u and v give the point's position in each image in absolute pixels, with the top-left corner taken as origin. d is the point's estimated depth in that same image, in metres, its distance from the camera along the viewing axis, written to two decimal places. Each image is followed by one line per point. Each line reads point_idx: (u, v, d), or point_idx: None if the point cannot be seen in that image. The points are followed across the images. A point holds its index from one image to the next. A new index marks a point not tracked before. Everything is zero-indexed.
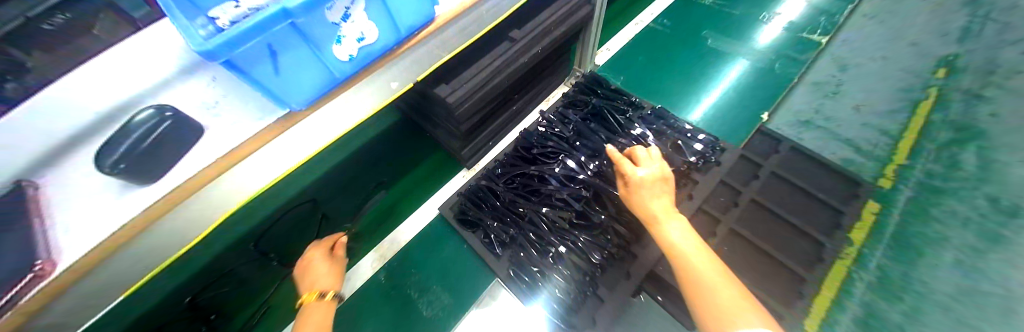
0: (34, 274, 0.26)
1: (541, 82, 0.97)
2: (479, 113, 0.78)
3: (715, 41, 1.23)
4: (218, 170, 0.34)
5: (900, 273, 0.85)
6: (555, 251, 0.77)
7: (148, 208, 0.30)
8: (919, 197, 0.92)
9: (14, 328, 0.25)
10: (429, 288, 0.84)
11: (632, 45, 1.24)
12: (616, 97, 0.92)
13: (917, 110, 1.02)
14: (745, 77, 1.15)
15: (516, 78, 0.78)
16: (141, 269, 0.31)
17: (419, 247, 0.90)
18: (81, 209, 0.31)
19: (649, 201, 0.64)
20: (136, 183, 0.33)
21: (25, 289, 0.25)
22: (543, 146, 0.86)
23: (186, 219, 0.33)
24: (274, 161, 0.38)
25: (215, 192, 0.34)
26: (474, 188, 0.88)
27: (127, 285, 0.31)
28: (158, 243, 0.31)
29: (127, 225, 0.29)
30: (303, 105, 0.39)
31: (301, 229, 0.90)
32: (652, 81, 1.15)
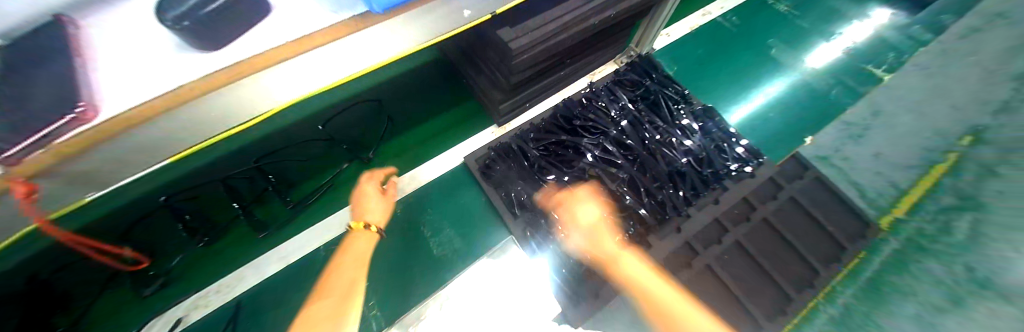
0: (74, 116, 0.27)
1: (597, 53, 0.90)
2: (529, 69, 0.73)
3: (777, 50, 1.20)
4: (286, 52, 0.34)
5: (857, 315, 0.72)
6: (570, 225, 0.76)
7: (219, 71, 0.31)
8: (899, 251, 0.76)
9: (53, 162, 0.28)
10: (443, 231, 0.86)
11: (693, 37, 1.18)
12: (669, 85, 0.88)
13: None
14: (794, 94, 1.13)
15: (576, 39, 0.72)
16: (206, 127, 0.35)
17: (436, 189, 0.91)
18: (126, 68, 0.31)
19: (607, 245, 0.62)
20: (204, 47, 0.32)
21: (64, 126, 0.27)
22: (584, 119, 0.83)
23: (218, 99, 0.33)
24: (319, 66, 0.38)
25: (246, 84, 0.33)
26: (507, 145, 0.87)
27: (194, 138, 0.36)
28: (213, 109, 0.34)
29: (188, 86, 0.31)
30: (382, 10, 0.37)
31: (365, 123, 0.96)
32: (705, 76, 1.13)
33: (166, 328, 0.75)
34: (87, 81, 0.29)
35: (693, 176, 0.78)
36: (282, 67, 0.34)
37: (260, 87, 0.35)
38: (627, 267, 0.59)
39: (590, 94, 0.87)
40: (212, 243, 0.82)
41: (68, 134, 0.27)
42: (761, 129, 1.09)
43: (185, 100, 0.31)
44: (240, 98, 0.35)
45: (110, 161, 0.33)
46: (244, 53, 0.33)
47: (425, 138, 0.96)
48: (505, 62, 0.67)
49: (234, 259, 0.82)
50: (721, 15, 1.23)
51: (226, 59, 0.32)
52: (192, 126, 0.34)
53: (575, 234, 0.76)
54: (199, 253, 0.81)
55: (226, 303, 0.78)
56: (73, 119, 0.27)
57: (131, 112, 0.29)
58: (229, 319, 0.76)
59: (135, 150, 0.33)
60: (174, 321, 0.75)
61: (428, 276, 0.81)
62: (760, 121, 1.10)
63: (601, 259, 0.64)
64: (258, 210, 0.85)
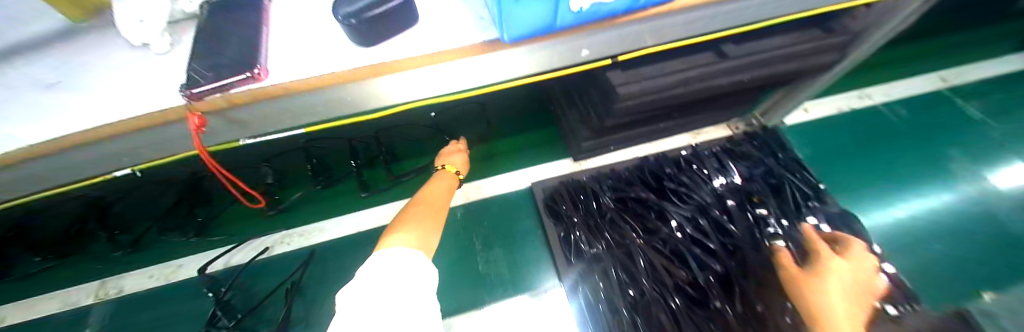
0: (251, 74, 0.36)
1: (712, 113, 0.80)
2: (632, 116, 0.68)
3: (968, 162, 0.90)
4: (417, 64, 0.38)
5: None
6: (633, 296, 0.66)
7: (358, 67, 0.37)
8: None
9: (233, 104, 0.39)
10: (494, 249, 0.85)
11: (836, 121, 0.98)
12: (793, 172, 0.75)
13: None
14: (989, 227, 0.82)
15: (695, 96, 0.65)
16: (338, 103, 0.44)
17: (499, 206, 0.90)
18: (296, 52, 0.39)
19: (828, 295, 0.50)
20: (359, 41, 0.37)
21: (244, 82, 0.36)
22: (680, 183, 0.76)
23: (351, 87, 0.41)
24: (438, 75, 0.42)
25: (368, 81, 0.40)
26: (584, 185, 0.82)
27: (329, 109, 0.45)
28: (350, 94, 0.42)
29: (333, 73, 0.37)
30: (511, 40, 0.37)
31: (465, 123, 0.96)
32: (847, 168, 0.91)
33: (253, 253, 0.88)
34: (261, 50, 0.38)
35: None
36: (404, 72, 0.40)
37: (385, 87, 0.42)
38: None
39: (693, 158, 0.79)
40: (328, 186, 0.93)
41: (248, 85, 0.37)
42: (938, 265, 0.78)
43: (322, 83, 0.38)
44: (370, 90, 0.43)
45: (271, 112, 0.43)
46: (375, 57, 0.38)
47: (502, 154, 0.96)
48: (606, 104, 0.63)
49: (315, 213, 0.92)
50: (885, 103, 1.00)
51: (363, 59, 0.37)
52: (327, 102, 0.43)
53: (635, 309, 0.65)
54: (306, 195, 0.92)
55: (300, 250, 0.88)
56: (249, 77, 0.36)
57: (292, 83, 0.37)
58: (300, 265, 0.85)
59: (285, 108, 0.43)
60: (261, 249, 0.88)
61: (466, 291, 0.80)
62: (932, 252, 0.79)
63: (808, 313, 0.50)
64: (366, 172, 0.94)
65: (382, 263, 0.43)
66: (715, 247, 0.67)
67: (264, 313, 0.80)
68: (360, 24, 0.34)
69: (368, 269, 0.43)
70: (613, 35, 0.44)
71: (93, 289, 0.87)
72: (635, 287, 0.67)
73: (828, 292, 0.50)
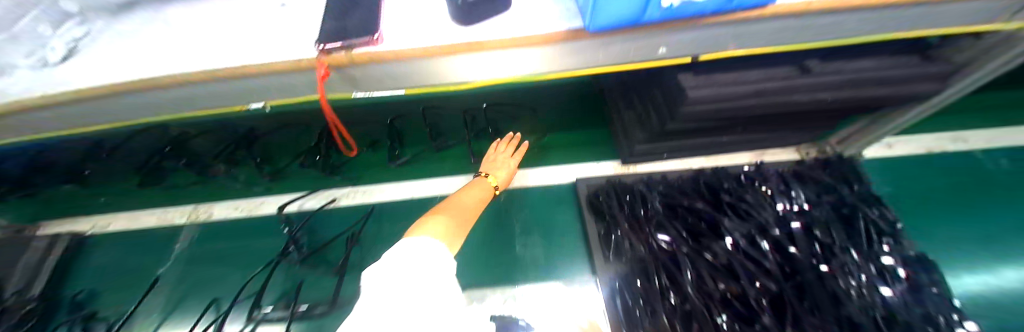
0: (370, 38, 0.40)
1: (778, 134, 0.77)
2: (698, 123, 0.66)
3: None
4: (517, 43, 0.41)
5: None
6: (676, 302, 0.65)
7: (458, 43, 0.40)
8: None
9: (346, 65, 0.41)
10: (530, 235, 0.87)
11: (925, 161, 0.89)
12: (868, 209, 0.70)
13: None
14: None
15: (769, 110, 0.62)
16: (429, 75, 0.47)
17: (542, 195, 0.94)
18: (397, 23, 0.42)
19: None
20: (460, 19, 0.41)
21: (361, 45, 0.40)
22: (736, 198, 0.73)
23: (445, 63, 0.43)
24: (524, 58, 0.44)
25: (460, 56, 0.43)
26: (631, 187, 0.83)
27: (417, 81, 0.48)
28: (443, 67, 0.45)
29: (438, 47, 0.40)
30: (596, 30, 0.39)
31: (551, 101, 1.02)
32: (930, 214, 0.82)
33: (323, 200, 0.99)
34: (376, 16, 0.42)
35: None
36: (494, 53, 0.42)
37: (472, 65, 0.45)
38: None
39: (753, 177, 0.76)
40: (442, 147, 1.03)
41: (364, 48, 0.40)
42: None
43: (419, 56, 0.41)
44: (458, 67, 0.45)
45: (376, 77, 0.46)
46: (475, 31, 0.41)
47: (555, 148, 1.00)
48: (668, 108, 0.63)
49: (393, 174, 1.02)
50: (986, 149, 0.89)
51: (452, 38, 0.40)
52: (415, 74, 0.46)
53: (675, 316, 0.64)
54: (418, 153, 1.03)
55: (361, 206, 0.97)
56: (369, 40, 0.40)
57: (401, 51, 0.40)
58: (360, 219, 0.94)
59: (378, 77, 0.45)
60: (330, 199, 0.98)
61: (500, 267, 0.83)
62: None
63: None
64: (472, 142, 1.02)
65: (409, 243, 0.53)
66: (772, 266, 0.64)
67: (323, 256, 0.89)
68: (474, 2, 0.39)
69: (396, 250, 0.52)
70: (695, 35, 0.42)
71: (186, 212, 1.04)
72: (678, 295, 0.65)
73: None
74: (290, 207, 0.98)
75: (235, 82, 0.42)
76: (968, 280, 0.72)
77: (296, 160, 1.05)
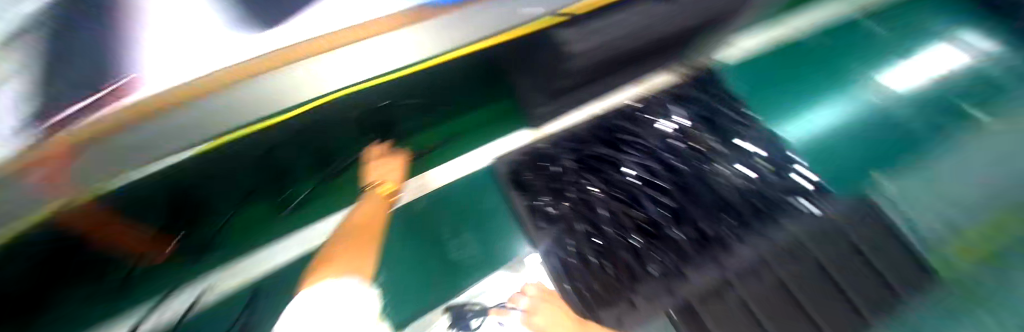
0: (114, 90, 0.26)
1: (652, 61, 0.82)
2: (581, 76, 0.68)
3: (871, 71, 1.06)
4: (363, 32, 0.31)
5: None
6: (602, 244, 0.72)
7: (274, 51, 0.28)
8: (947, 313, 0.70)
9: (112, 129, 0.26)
10: (461, 234, 0.84)
11: (760, 52, 1.09)
12: (729, 111, 0.83)
13: None
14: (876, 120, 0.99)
15: (638, 45, 0.65)
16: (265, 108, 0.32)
17: (460, 191, 0.88)
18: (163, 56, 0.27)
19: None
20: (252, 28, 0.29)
21: (109, 97, 0.26)
22: (628, 134, 0.80)
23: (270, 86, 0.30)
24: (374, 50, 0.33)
25: (297, 68, 0.30)
26: (541, 151, 0.82)
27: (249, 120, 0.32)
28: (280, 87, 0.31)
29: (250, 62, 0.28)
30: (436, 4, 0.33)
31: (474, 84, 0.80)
32: (770, 96, 1.03)
33: (176, 310, 0.71)
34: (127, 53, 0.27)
35: (744, 209, 0.72)
36: (343, 53, 0.31)
37: (317, 73, 0.32)
38: None
39: (642, 108, 0.83)
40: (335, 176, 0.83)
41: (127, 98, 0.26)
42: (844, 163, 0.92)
43: (224, 84, 0.27)
44: (295, 83, 0.31)
45: (165, 136, 0.29)
46: (309, 28, 0.29)
47: (460, 135, 0.91)
48: (552, 67, 0.62)
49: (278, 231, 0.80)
50: (794, 33, 1.12)
51: (266, 44, 0.28)
52: (226, 116, 0.30)
53: (604, 257, 0.71)
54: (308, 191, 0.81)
55: (243, 290, 0.75)
56: (126, 85, 0.26)
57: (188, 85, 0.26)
58: (246, 300, 0.74)
59: (162, 139, 0.28)
60: (188, 303, 0.72)
61: (441, 279, 0.79)
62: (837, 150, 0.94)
63: None
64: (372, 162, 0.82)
65: (325, 289, 0.41)
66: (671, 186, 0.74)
67: None
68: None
69: (303, 305, 0.39)
70: None
71: None
72: (604, 237, 0.72)
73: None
74: None
75: None
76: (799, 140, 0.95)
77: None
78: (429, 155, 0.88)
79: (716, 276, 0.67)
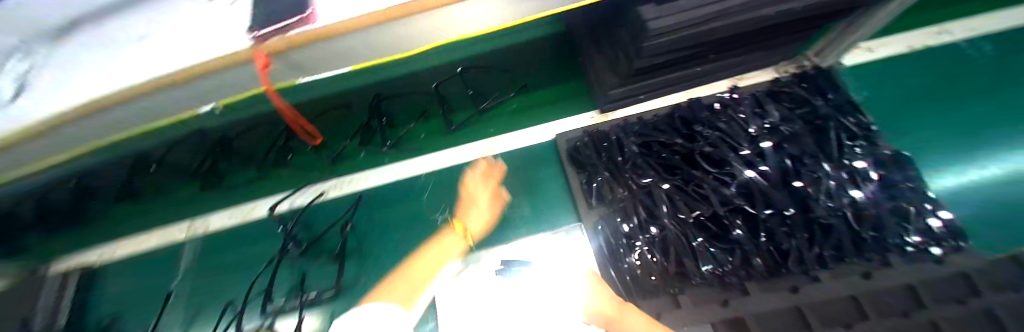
0: (305, 16, 0.37)
1: (750, 56, 0.78)
2: (665, 56, 0.68)
3: None
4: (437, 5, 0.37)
5: None
6: (656, 232, 0.68)
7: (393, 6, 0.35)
8: None
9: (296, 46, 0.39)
10: (516, 196, 0.90)
11: (910, 60, 0.89)
12: (841, 116, 0.71)
13: None
14: None
15: (733, 33, 0.63)
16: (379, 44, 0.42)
17: (521, 156, 0.96)
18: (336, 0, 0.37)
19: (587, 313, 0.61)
20: None
21: (298, 24, 0.37)
22: (710, 127, 0.75)
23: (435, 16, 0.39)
24: (448, 19, 0.40)
25: (410, 17, 0.38)
26: (606, 133, 0.85)
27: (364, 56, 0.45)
28: (394, 32, 0.40)
29: (385, 11, 0.36)
30: None
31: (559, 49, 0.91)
32: (917, 111, 0.82)
33: (314, 196, 1.00)
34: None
35: (843, 233, 0.61)
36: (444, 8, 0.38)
37: (434, 18, 0.39)
38: (627, 326, 0.57)
39: (724, 101, 0.78)
40: (490, 108, 1.02)
41: (303, 28, 0.37)
42: None
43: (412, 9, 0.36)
44: (399, 29, 0.40)
45: (333, 51, 0.42)
46: None
47: (557, 99, 1.02)
48: (635, 45, 0.64)
49: (392, 156, 1.01)
50: (969, 38, 0.89)
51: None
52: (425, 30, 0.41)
53: (653, 247, 0.68)
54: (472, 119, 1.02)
55: (351, 194, 0.99)
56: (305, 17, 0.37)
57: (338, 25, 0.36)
58: (350, 207, 0.96)
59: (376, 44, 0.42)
60: (320, 193, 1.00)
61: (492, 230, 0.86)
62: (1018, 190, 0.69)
63: (597, 319, 0.61)
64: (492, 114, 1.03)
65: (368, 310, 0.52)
66: (752, 174, 0.66)
67: (323, 245, 0.92)
68: None
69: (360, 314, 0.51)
70: None
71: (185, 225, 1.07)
72: (655, 225, 0.69)
73: (590, 302, 0.62)
74: (282, 206, 1.00)
75: (199, 80, 0.41)
76: (956, 172, 0.73)
77: (353, 140, 1.00)
78: (520, 119, 1.01)
79: (789, 296, 0.59)
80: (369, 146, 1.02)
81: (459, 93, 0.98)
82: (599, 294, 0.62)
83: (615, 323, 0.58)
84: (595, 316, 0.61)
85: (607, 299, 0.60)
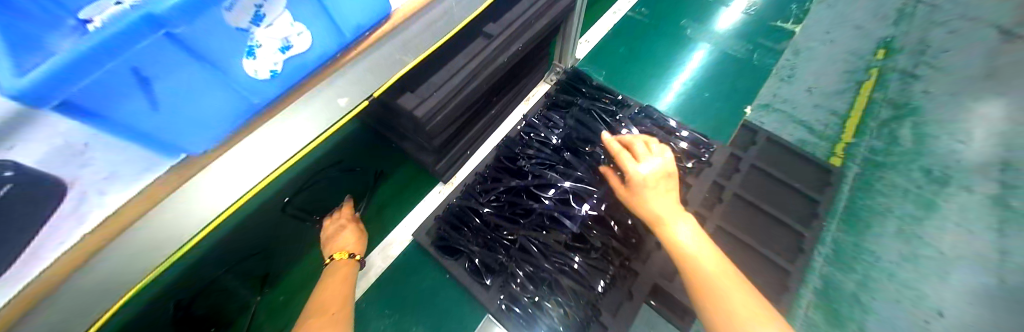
0: None
1: (519, 83, 0.91)
2: (452, 123, 0.72)
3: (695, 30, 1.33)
4: (163, 191, 0.31)
5: (851, 245, 0.94)
6: (549, 277, 0.72)
7: (97, 228, 0.28)
8: (864, 173, 1.02)
9: None
10: (410, 331, 0.78)
11: (611, 39, 1.31)
12: (599, 100, 0.90)
13: (862, 88, 1.16)
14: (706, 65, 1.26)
15: (490, 82, 0.72)
16: (106, 297, 0.30)
17: (392, 282, 0.83)
18: None
19: (653, 202, 0.61)
20: None
21: None
22: (528, 158, 0.81)
23: (161, 224, 0.31)
24: (213, 195, 0.34)
25: (167, 208, 0.31)
26: (455, 207, 0.81)
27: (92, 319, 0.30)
28: (116, 264, 0.29)
29: (73, 250, 0.27)
30: (202, 149, 0.32)
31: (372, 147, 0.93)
32: (631, 72, 1.24)
33: None
34: None
35: None
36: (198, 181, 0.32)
37: (207, 193, 0.33)
38: (675, 232, 0.59)
39: (527, 128, 0.86)
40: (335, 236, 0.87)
41: None
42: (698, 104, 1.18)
43: (107, 239, 0.28)
44: (149, 240, 0.31)
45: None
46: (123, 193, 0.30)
47: (389, 201, 0.91)
48: (421, 129, 0.65)
49: None
50: (630, 10, 1.38)
51: (86, 224, 0.28)
52: (149, 248, 0.31)
53: (555, 291, 0.72)
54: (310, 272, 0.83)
55: None
56: None
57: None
58: None
59: (92, 300, 0.29)
60: None
61: None
62: (689, 97, 1.20)
63: (645, 216, 0.63)
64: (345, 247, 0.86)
65: None
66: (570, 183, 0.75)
67: None
68: None
69: None
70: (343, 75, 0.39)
71: None
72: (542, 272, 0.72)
73: (654, 195, 0.62)
74: None
75: None
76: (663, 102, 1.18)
77: None
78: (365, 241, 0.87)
79: (658, 253, 0.74)
80: None
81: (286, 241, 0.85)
82: (665, 189, 0.63)
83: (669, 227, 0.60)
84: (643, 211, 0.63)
85: (668, 190, 0.63)
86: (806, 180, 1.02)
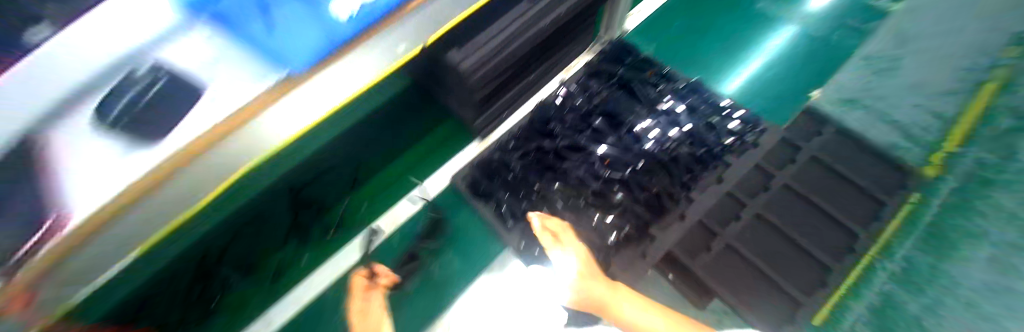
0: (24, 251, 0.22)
1: (558, 54, 0.86)
2: (489, 82, 0.74)
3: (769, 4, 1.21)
4: (250, 115, 0.25)
5: (928, 265, 0.83)
6: (565, 225, 0.79)
7: (171, 155, 0.24)
8: (964, 187, 0.81)
9: (41, 273, 0.22)
10: (442, 253, 0.96)
11: (666, 8, 1.21)
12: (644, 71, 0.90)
13: (973, 98, 0.78)
14: (776, 46, 1.17)
15: (531, 45, 0.74)
16: (158, 222, 0.28)
17: (428, 218, 0.97)
18: (85, 190, 0.23)
19: (592, 292, 0.70)
20: (142, 143, 0.24)
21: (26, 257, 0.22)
22: (562, 120, 0.85)
23: (219, 157, 0.26)
24: (280, 127, 0.30)
25: (246, 131, 0.26)
26: (487, 159, 0.86)
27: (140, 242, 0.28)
28: (175, 194, 0.26)
29: (146, 174, 0.23)
30: (307, 67, 0.27)
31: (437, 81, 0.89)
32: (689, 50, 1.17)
33: None
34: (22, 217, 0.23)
35: (684, 160, 0.79)
36: (285, 103, 0.27)
37: (272, 126, 0.29)
38: (622, 312, 0.71)
39: (564, 93, 0.88)
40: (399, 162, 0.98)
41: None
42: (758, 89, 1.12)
43: (193, 158, 0.25)
44: (222, 164, 0.27)
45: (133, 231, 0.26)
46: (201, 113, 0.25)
47: (430, 150, 0.99)
48: (463, 83, 0.71)
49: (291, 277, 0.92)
50: None
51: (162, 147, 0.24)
52: (205, 181, 0.28)
53: (573, 239, 0.78)
54: (378, 186, 0.97)
55: None
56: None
57: (94, 214, 0.22)
58: None
59: (165, 205, 0.27)
60: None
61: (443, 291, 0.96)
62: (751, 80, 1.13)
63: (593, 306, 0.72)
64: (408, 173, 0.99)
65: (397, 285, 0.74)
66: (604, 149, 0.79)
67: None
68: (132, 127, 0.24)
69: None
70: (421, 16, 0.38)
71: None
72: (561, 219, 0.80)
73: (588, 284, 0.71)
74: None
75: None
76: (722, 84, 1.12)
77: (268, 266, 0.91)
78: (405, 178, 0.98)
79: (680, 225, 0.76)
80: (269, 279, 0.91)
81: (376, 160, 0.95)
82: (589, 273, 0.72)
83: (612, 312, 0.70)
84: (590, 303, 0.71)
85: (592, 271, 0.72)
86: (877, 181, 0.94)
